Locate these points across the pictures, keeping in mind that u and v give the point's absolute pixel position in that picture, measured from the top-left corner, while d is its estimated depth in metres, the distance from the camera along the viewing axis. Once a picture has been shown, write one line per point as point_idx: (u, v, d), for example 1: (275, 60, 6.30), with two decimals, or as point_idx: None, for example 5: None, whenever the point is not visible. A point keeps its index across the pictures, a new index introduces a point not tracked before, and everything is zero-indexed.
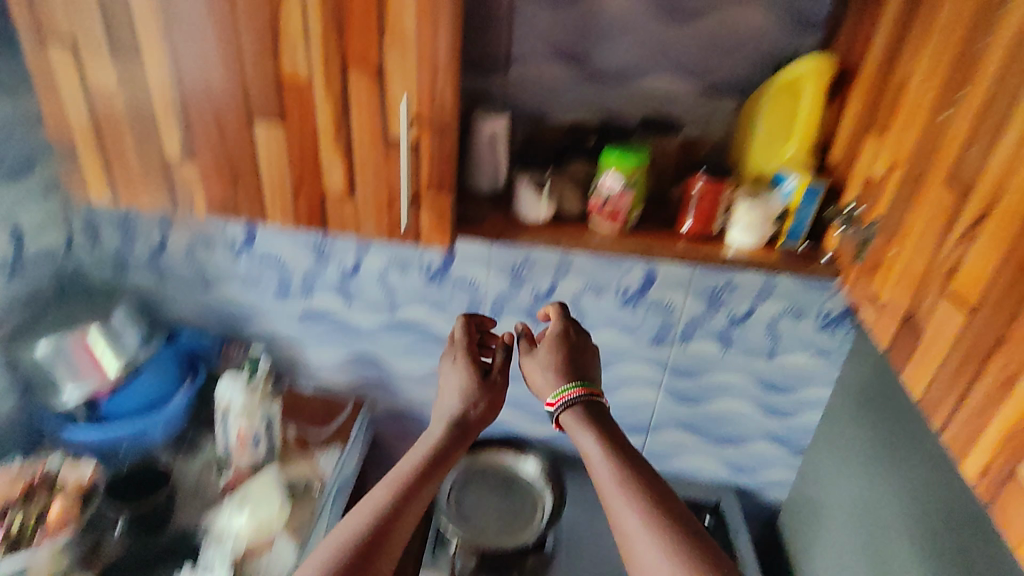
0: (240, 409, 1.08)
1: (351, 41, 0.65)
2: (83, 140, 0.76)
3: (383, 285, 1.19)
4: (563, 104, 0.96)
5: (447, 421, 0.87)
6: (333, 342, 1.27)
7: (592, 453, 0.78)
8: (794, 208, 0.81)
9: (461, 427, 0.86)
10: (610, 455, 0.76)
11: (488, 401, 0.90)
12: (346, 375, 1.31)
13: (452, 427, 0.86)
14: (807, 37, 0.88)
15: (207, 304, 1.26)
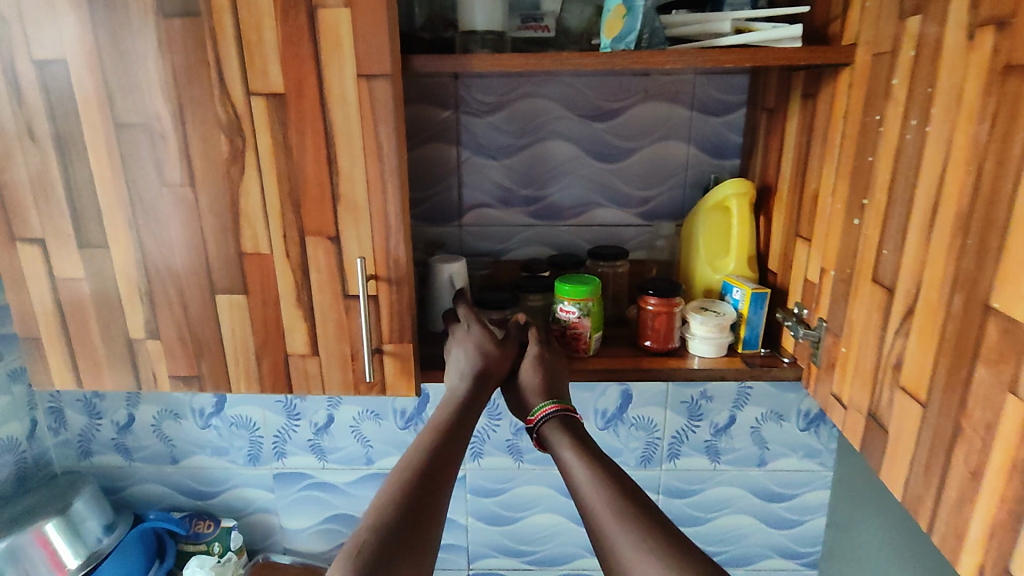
0: None
1: (307, 215, 0.70)
2: (49, 329, 0.77)
3: (358, 437, 1.17)
4: (516, 243, 1.02)
5: (448, 409, 0.74)
6: (309, 504, 1.21)
7: (570, 466, 0.69)
8: (745, 316, 0.84)
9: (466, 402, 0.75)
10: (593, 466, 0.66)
11: (496, 367, 0.78)
12: (325, 539, 1.23)
13: (454, 406, 0.74)
14: (727, 164, 0.98)
15: (176, 479, 1.21)
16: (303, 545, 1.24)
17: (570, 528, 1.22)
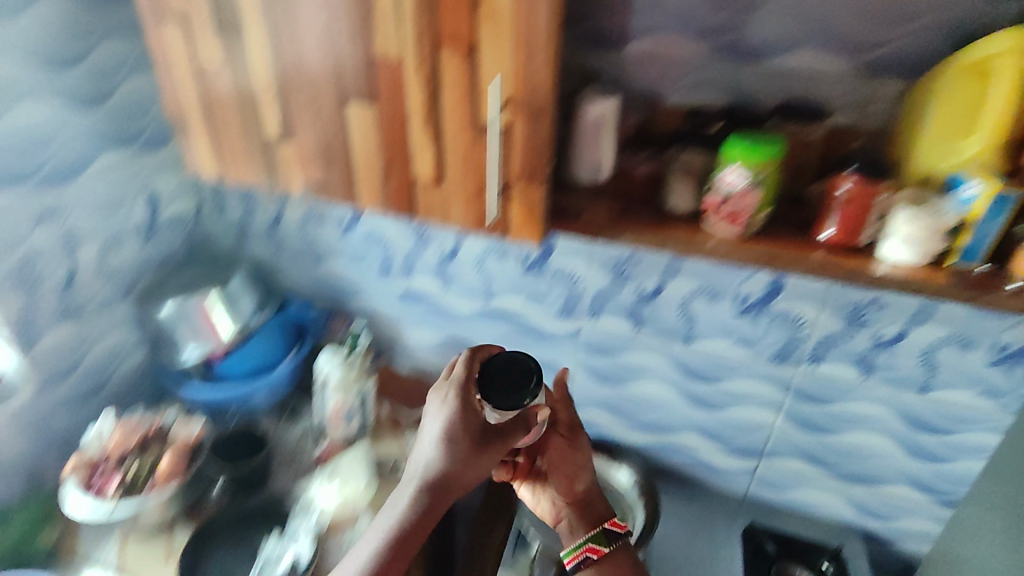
0: (338, 379, 1.10)
1: (443, 19, 0.60)
2: (195, 118, 0.78)
3: (481, 271, 1.15)
4: (687, 83, 0.84)
5: (414, 494, 0.73)
6: (430, 324, 1.26)
7: None
8: (974, 220, 0.65)
9: (434, 488, 0.73)
10: None
11: (465, 479, 0.74)
12: (441, 358, 1.29)
13: (417, 492, 0.73)
14: (1012, 3, 0.69)
15: (317, 277, 1.30)
16: (421, 358, 1.31)
17: (681, 404, 1.15)
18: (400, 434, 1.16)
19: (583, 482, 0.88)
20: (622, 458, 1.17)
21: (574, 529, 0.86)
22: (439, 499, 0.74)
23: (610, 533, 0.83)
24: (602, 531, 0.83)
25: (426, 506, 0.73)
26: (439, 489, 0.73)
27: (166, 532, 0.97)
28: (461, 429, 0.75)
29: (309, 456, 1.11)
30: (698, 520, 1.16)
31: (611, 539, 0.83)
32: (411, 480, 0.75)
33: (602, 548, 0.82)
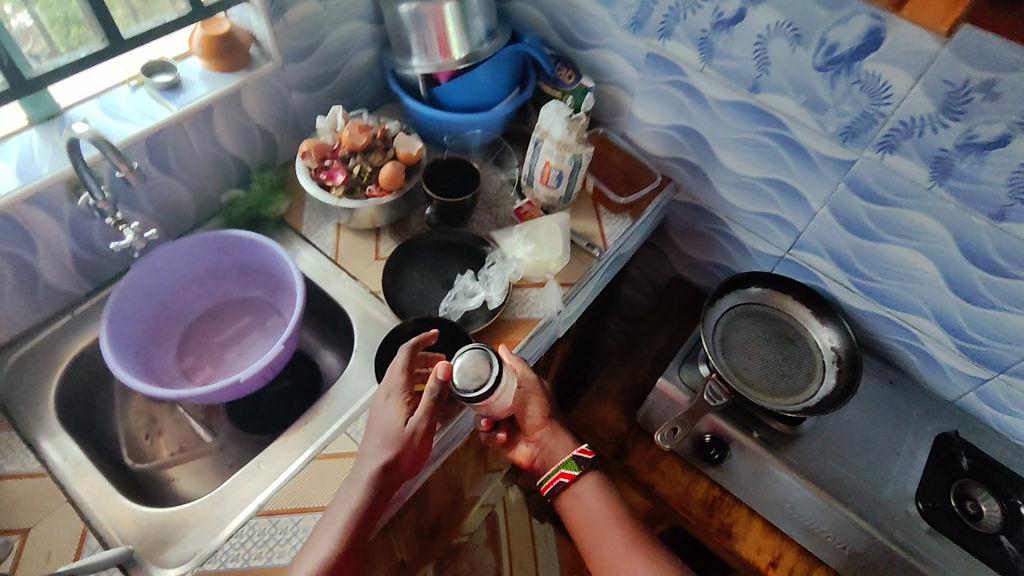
0: (557, 138, 0.98)
1: None
2: None
3: (759, 53, 0.90)
4: None
5: (354, 503, 0.72)
6: (665, 101, 1.06)
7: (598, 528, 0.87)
8: None
9: (381, 489, 0.74)
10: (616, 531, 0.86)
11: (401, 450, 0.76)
12: (663, 144, 1.12)
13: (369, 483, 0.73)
14: None
15: (552, 10, 1.09)
16: (638, 140, 1.15)
17: (940, 286, 0.93)
18: (601, 213, 1.08)
19: (530, 413, 0.93)
20: (833, 317, 1.03)
21: (556, 450, 0.93)
22: (356, 534, 0.71)
23: (580, 459, 0.91)
24: (571, 458, 0.91)
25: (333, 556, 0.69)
26: (382, 487, 0.74)
27: (374, 237, 1.03)
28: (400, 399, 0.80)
29: (509, 206, 1.08)
30: (890, 408, 1.03)
31: (583, 466, 0.91)
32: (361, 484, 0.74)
33: (573, 472, 0.91)
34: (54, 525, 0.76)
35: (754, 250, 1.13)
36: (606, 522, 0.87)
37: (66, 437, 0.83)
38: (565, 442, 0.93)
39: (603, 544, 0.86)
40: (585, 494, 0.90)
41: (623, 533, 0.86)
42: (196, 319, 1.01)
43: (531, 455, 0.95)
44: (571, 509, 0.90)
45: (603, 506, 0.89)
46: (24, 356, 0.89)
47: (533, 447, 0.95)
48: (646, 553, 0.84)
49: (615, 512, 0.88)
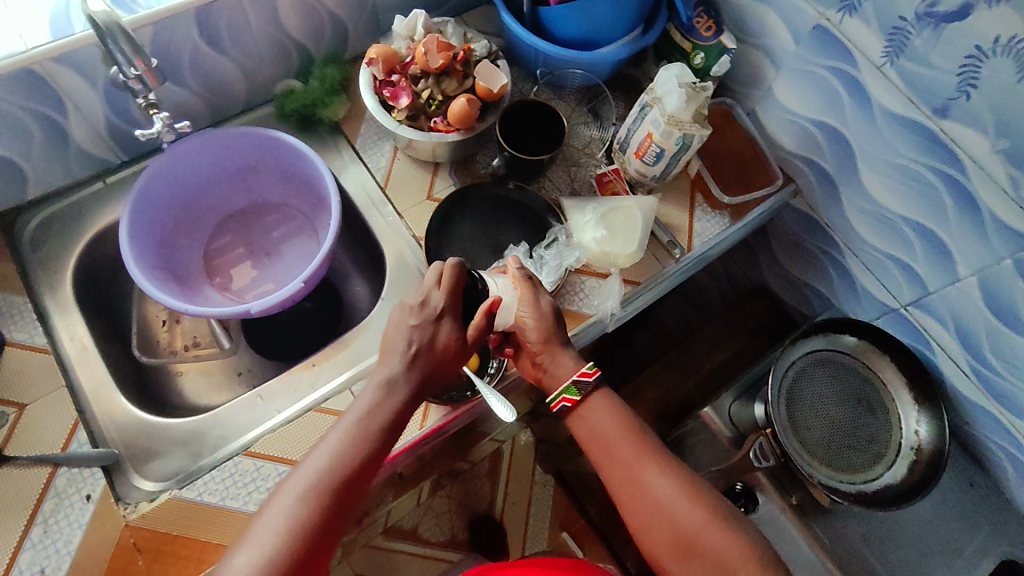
0: (670, 111, 0.79)
1: None
2: None
3: (967, 72, 0.68)
4: None
5: (375, 397, 0.67)
6: (819, 93, 0.85)
7: (605, 448, 0.68)
8: None
9: (402, 388, 0.68)
10: (628, 452, 0.67)
11: (434, 351, 0.69)
12: (797, 140, 0.92)
13: (391, 379, 0.67)
14: None
15: None
16: (768, 124, 0.95)
17: None
18: (694, 206, 0.91)
19: (525, 325, 0.73)
20: (933, 400, 0.87)
21: (561, 368, 0.72)
22: (379, 426, 0.65)
23: (581, 384, 0.70)
24: (571, 380, 0.71)
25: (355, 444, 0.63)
26: (406, 390, 0.68)
27: (432, 171, 0.90)
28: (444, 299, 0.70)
29: (591, 169, 0.93)
30: (958, 514, 0.89)
31: (584, 387, 0.70)
32: (383, 378, 0.67)
33: (574, 397, 0.71)
34: (49, 408, 0.74)
35: (864, 290, 0.95)
36: (618, 443, 0.68)
37: (76, 316, 0.81)
38: (568, 360, 0.72)
39: (615, 467, 0.67)
40: (594, 413, 0.70)
41: (636, 453, 0.67)
42: (231, 214, 0.95)
43: (536, 374, 0.74)
44: (579, 435, 0.71)
45: (612, 423, 0.69)
46: (49, 217, 0.85)
47: (537, 368, 0.73)
48: (672, 480, 0.65)
49: (632, 428, 0.69)
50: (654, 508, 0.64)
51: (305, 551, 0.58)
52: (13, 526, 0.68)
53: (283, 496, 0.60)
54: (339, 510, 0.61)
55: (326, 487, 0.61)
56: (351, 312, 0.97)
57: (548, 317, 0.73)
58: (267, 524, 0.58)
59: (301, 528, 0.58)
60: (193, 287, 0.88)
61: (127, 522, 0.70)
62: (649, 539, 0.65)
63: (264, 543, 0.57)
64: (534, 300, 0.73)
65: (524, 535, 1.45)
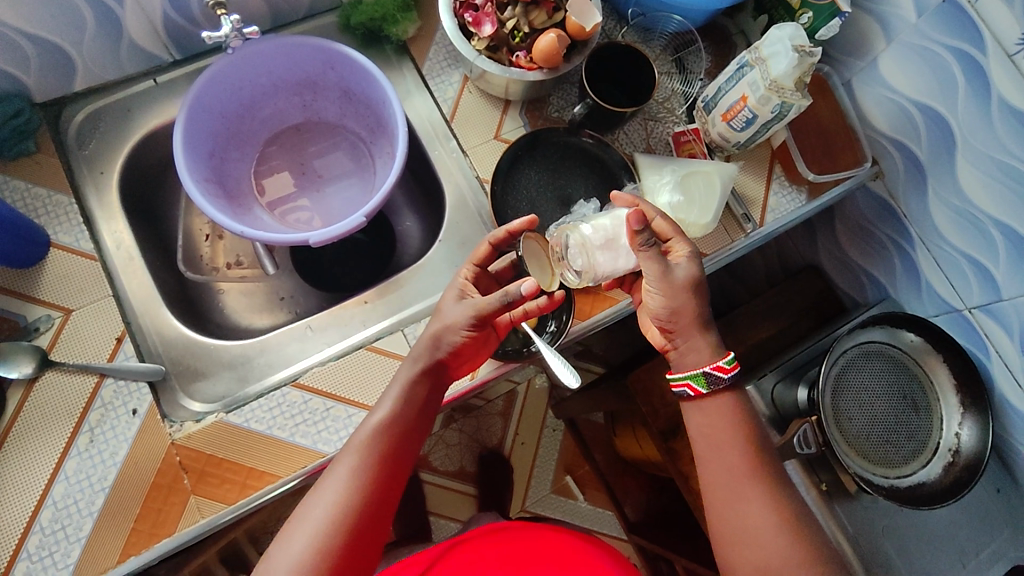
0: (773, 75, 0.72)
1: None
2: None
3: None
4: None
5: (411, 379, 0.66)
6: (931, 74, 0.79)
7: (714, 452, 0.66)
8: None
9: (434, 373, 0.68)
10: (734, 463, 0.65)
11: (460, 346, 0.67)
12: (892, 122, 0.86)
13: (427, 362, 0.67)
14: None
15: None
16: (864, 100, 0.89)
17: None
18: (771, 179, 0.87)
19: (655, 301, 0.68)
20: (980, 407, 0.84)
21: (692, 353, 0.69)
22: (421, 401, 0.66)
23: (712, 378, 0.67)
24: (704, 372, 0.67)
25: (395, 421, 0.63)
26: (436, 371, 0.68)
27: (501, 109, 0.84)
28: (461, 291, 0.71)
29: (670, 125, 0.87)
30: (984, 519, 0.90)
31: (715, 384, 0.67)
32: (417, 360, 0.67)
33: (702, 389, 0.68)
34: (94, 315, 0.72)
35: (928, 286, 0.92)
36: (725, 451, 0.66)
37: (121, 222, 0.78)
38: (704, 348, 0.68)
39: (721, 480, 0.65)
40: (712, 414, 0.68)
41: (743, 476, 0.65)
42: (283, 130, 0.90)
43: (664, 343, 0.72)
44: (691, 428, 0.69)
45: (728, 431, 0.67)
46: (96, 113, 0.80)
47: (665, 338, 0.71)
48: (769, 506, 0.63)
49: (742, 440, 0.66)
50: (741, 523, 0.63)
51: (360, 529, 0.57)
52: (59, 432, 0.68)
53: (333, 475, 0.59)
54: (389, 482, 0.61)
55: (373, 462, 0.60)
56: (400, 248, 0.95)
57: (680, 296, 0.66)
58: (318, 503, 0.58)
59: (355, 505, 0.58)
60: (242, 204, 0.84)
61: (173, 440, 0.69)
62: (729, 553, 0.64)
63: (318, 523, 0.56)
64: (665, 278, 0.66)
65: (528, 481, 1.37)
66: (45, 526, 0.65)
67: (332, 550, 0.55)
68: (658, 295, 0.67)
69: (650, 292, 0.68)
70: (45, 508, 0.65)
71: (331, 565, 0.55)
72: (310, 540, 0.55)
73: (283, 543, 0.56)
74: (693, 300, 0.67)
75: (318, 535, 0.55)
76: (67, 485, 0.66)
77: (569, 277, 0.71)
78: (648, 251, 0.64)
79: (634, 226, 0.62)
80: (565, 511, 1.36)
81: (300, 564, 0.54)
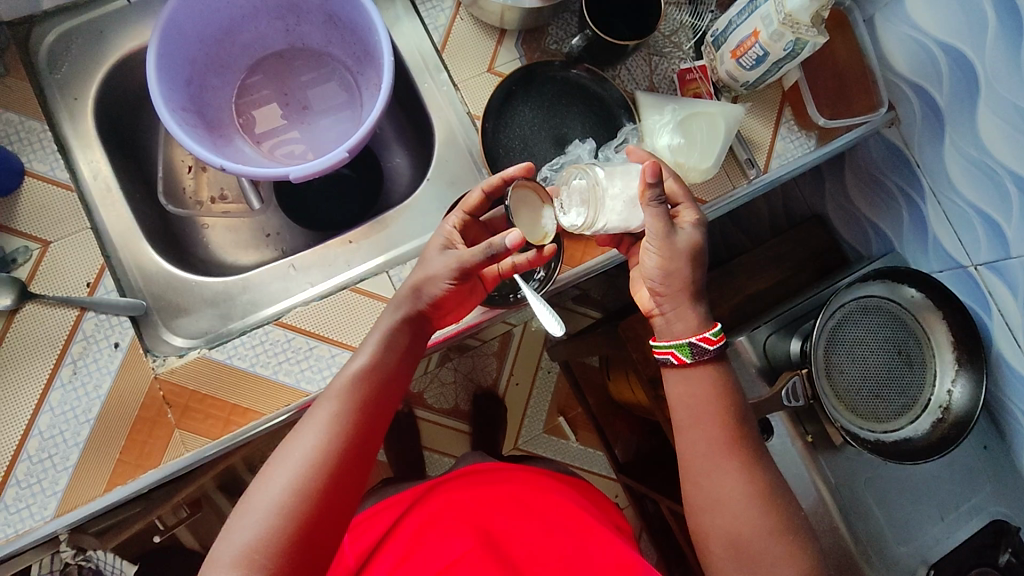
0: (788, 9, 0.67)
1: None
2: None
3: None
4: None
5: (393, 325, 0.66)
6: (961, 14, 0.74)
7: (695, 423, 0.66)
8: None
9: (416, 321, 0.67)
10: (715, 434, 0.65)
11: (441, 298, 0.67)
12: (914, 65, 0.81)
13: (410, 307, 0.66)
14: None
15: None
16: (885, 39, 0.84)
17: None
18: (778, 121, 0.83)
19: (651, 261, 0.66)
20: (976, 362, 0.83)
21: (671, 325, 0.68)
22: (402, 349, 0.65)
23: (698, 350, 0.66)
24: (689, 341, 0.66)
25: (376, 368, 0.63)
26: (418, 318, 0.67)
27: (496, 39, 0.80)
28: (447, 240, 0.70)
29: (675, 62, 0.82)
30: (967, 474, 0.90)
31: (700, 355, 0.66)
32: (400, 306, 0.67)
33: (686, 358, 0.67)
34: (73, 247, 0.71)
35: (935, 241, 0.89)
36: (704, 425, 0.66)
37: (98, 150, 0.76)
38: (692, 319, 0.67)
39: (697, 451, 0.65)
40: (695, 382, 0.67)
41: (721, 435, 0.65)
42: (266, 57, 0.85)
43: (650, 307, 0.70)
44: (673, 392, 0.68)
45: (708, 401, 0.66)
46: (69, 34, 0.76)
47: (653, 302, 0.69)
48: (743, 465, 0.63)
49: (722, 413, 0.66)
50: (715, 497, 0.63)
51: (340, 472, 0.57)
52: (42, 364, 0.68)
53: (312, 421, 0.59)
54: (369, 428, 0.61)
55: (353, 408, 0.60)
56: (389, 185, 0.92)
57: (678, 262, 0.65)
58: (297, 446, 0.57)
59: (335, 448, 0.57)
60: (223, 135, 0.81)
61: (156, 374, 0.69)
62: (702, 522, 0.65)
63: (296, 467, 0.56)
64: (668, 240, 0.64)
65: (520, 420, 1.38)
66: (32, 455, 0.66)
67: (312, 493, 0.55)
68: (656, 256, 0.65)
69: (647, 251, 0.66)
70: (31, 438, 0.66)
71: (311, 505, 0.55)
72: (289, 482, 0.55)
73: (262, 485, 0.56)
74: (689, 268, 0.66)
75: (298, 476, 0.55)
76: (53, 416, 0.67)
77: (567, 224, 0.68)
78: (656, 209, 0.63)
79: (647, 181, 0.61)
80: (556, 450, 1.38)
81: (281, 503, 0.54)
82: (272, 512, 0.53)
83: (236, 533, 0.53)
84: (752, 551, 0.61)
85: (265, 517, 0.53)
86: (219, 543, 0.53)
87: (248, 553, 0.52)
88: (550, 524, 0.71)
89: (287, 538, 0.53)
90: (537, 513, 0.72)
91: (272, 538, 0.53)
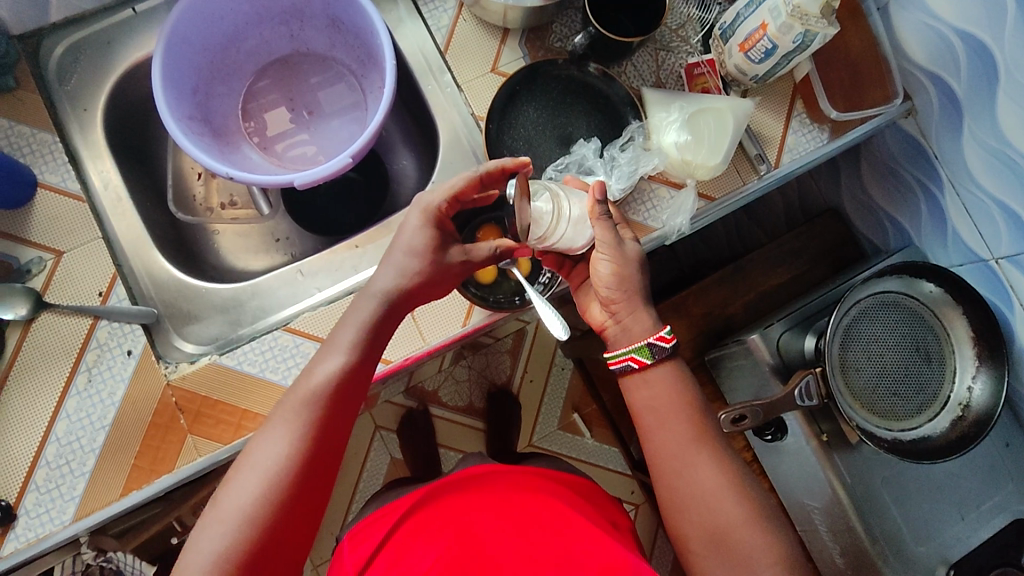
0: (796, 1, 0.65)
1: None
2: None
3: None
4: None
5: (363, 324, 0.64)
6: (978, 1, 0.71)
7: (660, 425, 0.68)
8: None
9: (387, 318, 0.66)
10: (682, 434, 0.67)
11: (414, 292, 0.66)
12: (930, 54, 0.79)
13: (382, 305, 0.65)
14: None
15: None
16: (900, 27, 0.82)
17: None
18: (789, 115, 0.81)
19: (603, 271, 0.69)
20: (997, 358, 0.80)
21: (625, 332, 0.70)
22: (370, 348, 0.65)
23: (657, 349, 0.68)
24: (647, 343, 0.69)
25: (344, 370, 0.63)
26: (390, 316, 0.66)
27: (499, 38, 0.79)
28: (433, 225, 0.67)
29: (683, 56, 0.81)
30: (988, 470, 0.88)
31: (658, 353, 0.69)
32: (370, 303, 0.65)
33: (647, 359, 0.69)
34: (85, 257, 0.72)
35: (955, 234, 0.86)
36: (674, 425, 0.67)
37: (108, 160, 0.77)
38: (646, 320, 0.70)
39: (669, 451, 0.67)
40: (658, 385, 0.69)
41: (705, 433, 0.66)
42: (271, 62, 0.85)
43: (604, 319, 0.73)
44: (644, 397, 0.69)
45: (671, 404, 0.68)
46: (78, 45, 0.77)
47: (608, 313, 0.71)
48: None
49: (691, 416, 0.68)
50: (693, 497, 0.65)
51: (303, 480, 0.59)
52: (58, 371, 0.69)
53: (279, 424, 0.60)
54: (335, 432, 0.62)
55: (320, 414, 0.61)
56: (396, 188, 0.92)
57: (630, 265, 0.69)
58: (264, 454, 0.59)
59: (301, 457, 0.59)
60: (230, 142, 0.82)
61: (168, 381, 0.70)
62: (681, 523, 0.66)
63: (263, 476, 0.58)
64: (618, 248, 0.68)
65: (534, 418, 1.37)
66: (50, 461, 0.67)
67: (278, 502, 0.57)
68: (608, 265, 0.68)
69: (599, 262, 0.69)
70: (49, 445, 0.68)
71: (276, 513, 0.57)
72: (257, 491, 0.57)
73: (230, 492, 0.58)
74: (639, 274, 0.70)
75: (265, 485, 0.57)
76: (69, 423, 0.68)
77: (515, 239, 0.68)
78: (605, 221, 0.68)
79: (597, 195, 0.67)
80: (570, 446, 1.37)
81: (249, 514, 0.56)
82: (240, 522, 0.56)
83: (205, 541, 0.55)
84: (739, 546, 0.62)
85: (232, 525, 0.56)
86: (188, 550, 0.56)
87: (217, 564, 0.54)
88: (556, 525, 0.70)
89: (255, 546, 0.55)
90: (544, 516, 0.72)
91: (241, 546, 0.55)
